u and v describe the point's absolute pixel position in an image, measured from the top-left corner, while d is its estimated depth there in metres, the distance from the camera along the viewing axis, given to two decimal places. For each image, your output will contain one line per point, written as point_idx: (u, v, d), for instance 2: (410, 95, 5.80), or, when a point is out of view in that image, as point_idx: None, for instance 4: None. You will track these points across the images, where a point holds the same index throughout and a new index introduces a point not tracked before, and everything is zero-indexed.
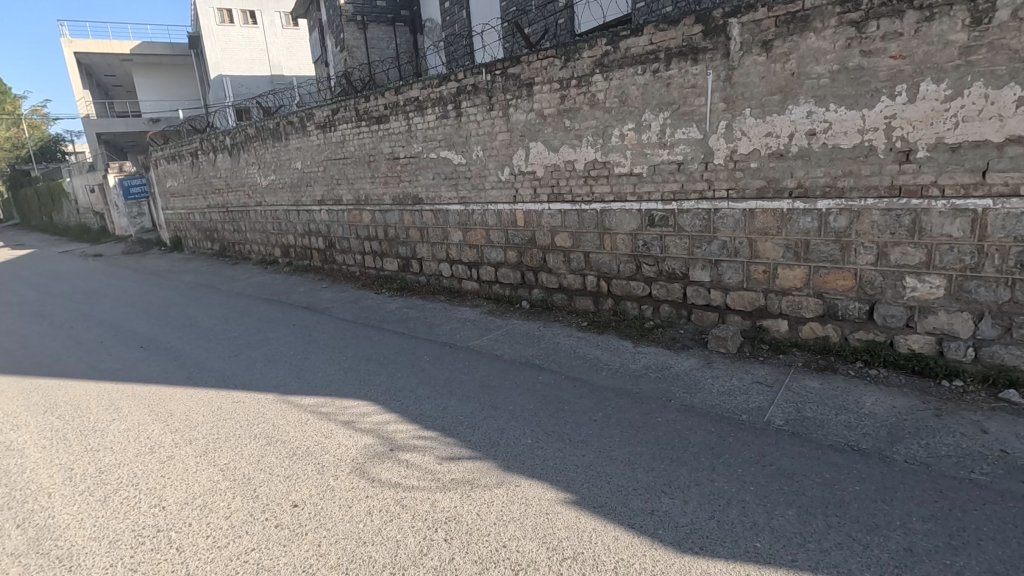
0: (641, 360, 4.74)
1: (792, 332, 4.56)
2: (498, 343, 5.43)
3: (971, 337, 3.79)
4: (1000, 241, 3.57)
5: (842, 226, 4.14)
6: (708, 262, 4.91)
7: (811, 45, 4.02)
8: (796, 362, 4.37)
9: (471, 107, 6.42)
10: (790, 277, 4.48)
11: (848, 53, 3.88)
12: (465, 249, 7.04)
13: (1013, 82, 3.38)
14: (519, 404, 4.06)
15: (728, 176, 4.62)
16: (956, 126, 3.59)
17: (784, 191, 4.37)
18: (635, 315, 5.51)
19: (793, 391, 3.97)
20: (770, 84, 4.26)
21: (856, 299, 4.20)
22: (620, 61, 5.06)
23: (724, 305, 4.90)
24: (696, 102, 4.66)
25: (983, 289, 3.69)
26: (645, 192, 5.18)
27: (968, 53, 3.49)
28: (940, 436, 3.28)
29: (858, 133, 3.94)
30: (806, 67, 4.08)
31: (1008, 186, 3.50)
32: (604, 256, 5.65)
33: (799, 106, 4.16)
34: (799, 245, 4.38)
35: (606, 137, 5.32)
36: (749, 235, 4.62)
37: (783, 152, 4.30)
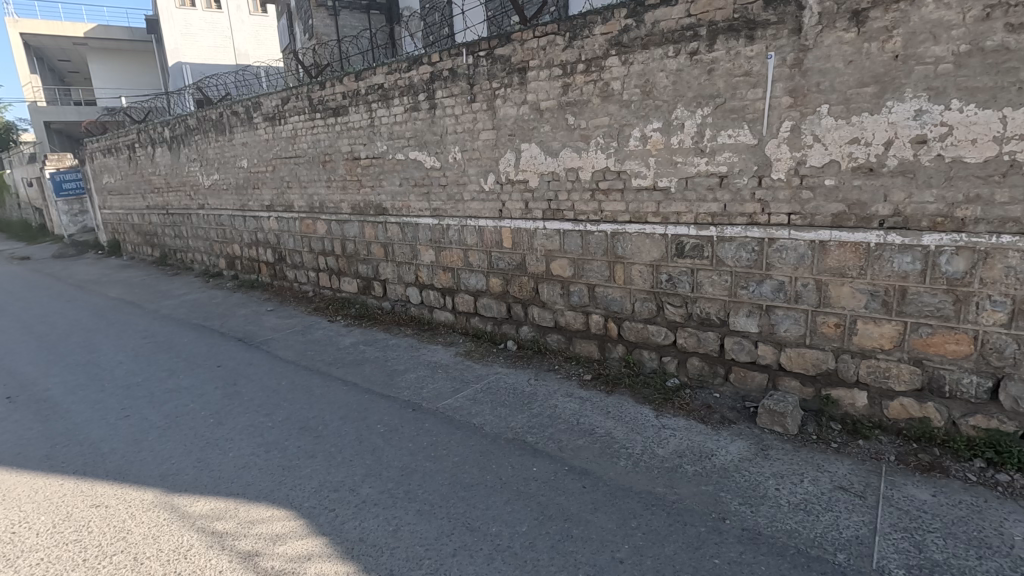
0: (670, 442, 3.52)
1: (874, 408, 3.41)
2: (478, 406, 4.16)
3: None
4: None
5: (959, 271, 2.99)
6: (756, 308, 3.73)
7: (927, 16, 2.87)
8: (885, 455, 3.21)
9: (447, 97, 5.14)
10: (874, 336, 3.31)
11: (986, 28, 2.74)
12: (438, 272, 5.76)
13: None
14: (505, 523, 2.79)
15: (790, 197, 3.45)
16: None
17: (872, 219, 3.20)
18: (654, 369, 4.31)
19: (898, 509, 2.79)
20: (860, 72, 3.10)
21: (973, 372, 3.07)
22: (644, 39, 3.85)
23: (777, 365, 3.73)
24: (750, 95, 3.48)
25: None
26: (672, 213, 3.98)
27: None
28: None
29: (994, 143, 2.80)
30: (917, 47, 2.92)
31: None
32: (614, 291, 4.43)
33: (903, 102, 3.00)
34: (890, 293, 3.21)
35: (622, 139, 4.10)
36: (817, 275, 3.43)
37: (874, 166, 3.14)
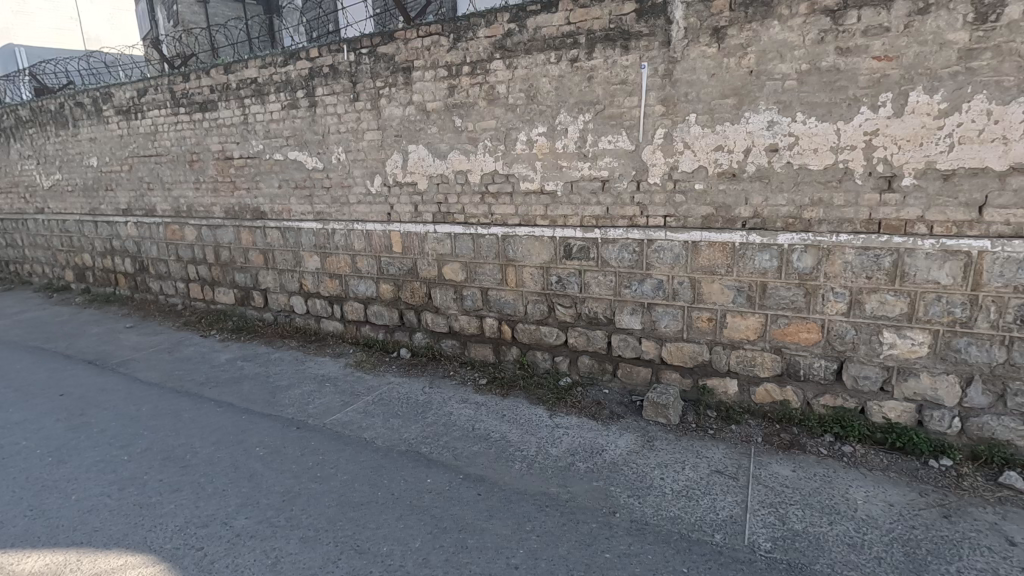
0: (563, 441, 3.59)
1: (743, 394, 3.70)
2: (369, 419, 3.96)
3: (956, 405, 3.15)
4: (997, 291, 2.93)
5: (807, 267, 3.33)
6: (639, 305, 3.92)
7: (775, 37, 3.17)
8: (754, 436, 3.50)
9: (328, 95, 4.87)
10: (741, 328, 3.61)
11: (822, 50, 3.07)
12: (325, 280, 5.45)
13: (1021, 97, 2.73)
14: (397, 541, 2.66)
15: (666, 200, 3.66)
16: (950, 149, 2.90)
17: (736, 220, 3.48)
18: (547, 369, 4.38)
19: (764, 486, 3.04)
20: (721, 84, 3.36)
21: (822, 356, 3.43)
22: (527, 44, 3.89)
23: (659, 359, 3.94)
24: (627, 102, 3.65)
25: (975, 348, 3.04)
26: (559, 216, 4.06)
27: (969, 58, 2.79)
28: (966, 557, 2.50)
29: (831, 152, 3.15)
30: (767, 63, 3.21)
31: (1009, 226, 2.86)
32: (507, 294, 4.44)
33: (758, 114, 3.29)
34: (753, 288, 3.51)
35: (508, 142, 4.12)
36: (691, 273, 3.67)
37: (736, 172, 3.41)
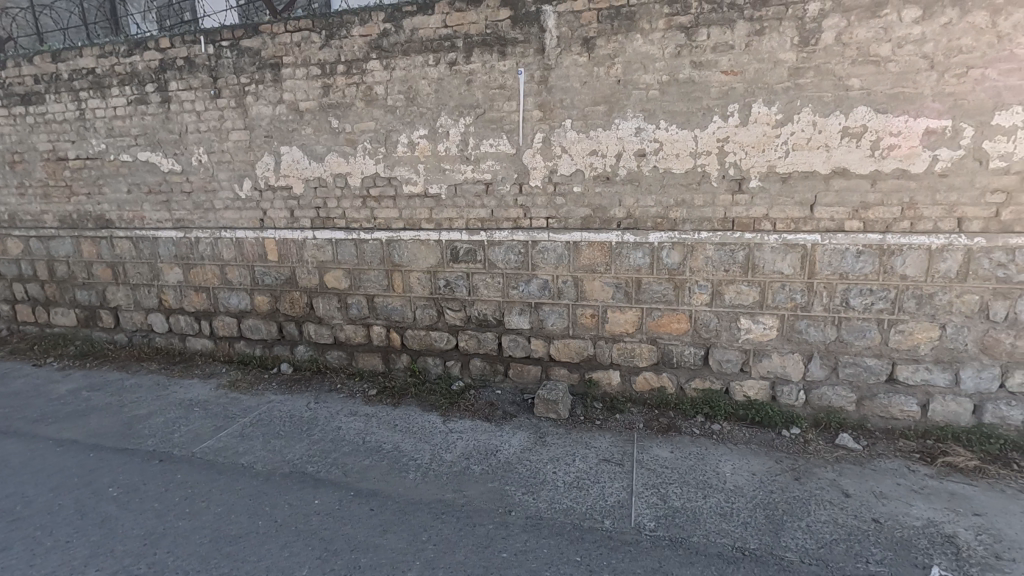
0: (458, 445, 3.56)
1: (625, 384, 3.93)
2: (247, 442, 3.65)
3: (801, 380, 3.59)
4: (827, 278, 3.38)
5: (675, 262, 3.61)
6: (527, 305, 4.01)
7: (638, 49, 3.40)
8: (636, 423, 3.72)
9: (183, 90, 4.42)
10: (621, 322, 3.82)
11: (679, 63, 3.35)
12: (189, 293, 4.94)
13: (838, 111, 3.17)
14: (282, 572, 2.48)
15: (547, 203, 3.78)
16: (786, 154, 3.29)
17: (611, 221, 3.69)
18: (439, 375, 4.33)
19: (647, 469, 3.25)
20: (593, 92, 3.54)
21: (691, 344, 3.74)
22: (404, 45, 3.82)
23: (548, 356, 4.06)
24: (506, 107, 3.72)
25: (812, 329, 3.48)
26: (445, 219, 4.04)
27: (797, 75, 3.19)
28: (813, 512, 2.86)
29: (691, 157, 3.44)
30: (633, 74, 3.44)
31: (833, 222, 3.31)
32: (394, 300, 4.33)
33: (626, 120, 3.51)
34: (629, 284, 3.74)
35: (389, 145, 4.02)
36: (574, 272, 3.83)
37: (610, 175, 3.61)
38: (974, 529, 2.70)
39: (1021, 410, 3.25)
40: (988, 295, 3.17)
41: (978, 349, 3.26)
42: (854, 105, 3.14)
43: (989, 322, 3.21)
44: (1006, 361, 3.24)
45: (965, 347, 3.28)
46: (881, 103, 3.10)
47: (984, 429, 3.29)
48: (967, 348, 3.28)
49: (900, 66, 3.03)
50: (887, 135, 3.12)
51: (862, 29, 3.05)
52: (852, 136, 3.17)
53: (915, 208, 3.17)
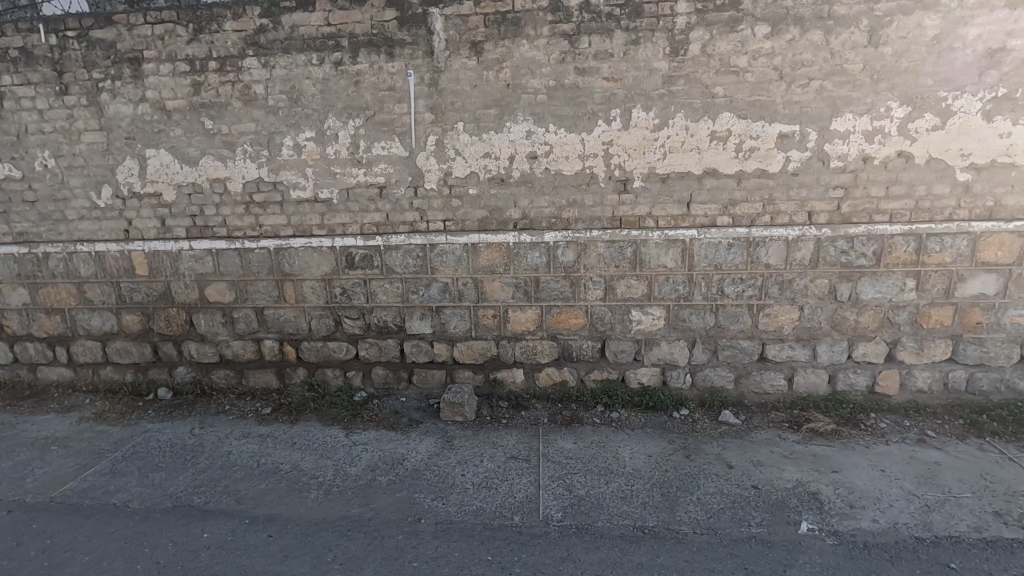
0: (362, 457, 3.45)
1: (529, 381, 4.02)
2: (120, 479, 3.28)
3: (687, 364, 3.88)
4: (705, 270, 3.68)
5: (570, 260, 3.76)
6: (428, 309, 3.97)
7: (525, 54, 3.49)
8: (541, 418, 3.82)
9: (20, 84, 3.86)
10: (522, 320, 3.91)
11: (564, 69, 3.49)
12: (38, 317, 4.33)
13: (706, 117, 3.46)
14: None
15: (443, 206, 3.78)
16: (664, 156, 3.54)
17: (508, 222, 3.76)
18: (339, 387, 4.16)
19: (553, 462, 3.35)
20: (483, 95, 3.58)
21: (589, 337, 3.91)
22: (284, 43, 3.62)
23: (452, 360, 4.05)
24: (397, 109, 3.66)
25: (695, 317, 3.78)
26: (338, 224, 3.89)
27: (669, 83, 3.44)
28: (702, 485, 3.10)
29: (579, 159, 3.60)
30: (521, 78, 3.53)
31: (707, 218, 3.61)
32: (286, 312, 4.09)
33: (517, 124, 3.59)
34: (528, 283, 3.83)
35: (272, 147, 3.79)
36: (473, 274, 3.86)
37: (504, 177, 3.68)
38: (833, 484, 3.08)
39: (864, 377, 3.75)
40: (834, 279, 3.62)
41: (829, 327, 3.72)
42: (720, 111, 3.45)
43: (837, 302, 3.67)
44: (851, 335, 3.72)
45: (819, 325, 3.72)
46: (742, 110, 3.43)
47: (837, 396, 3.76)
48: (821, 326, 3.72)
49: (756, 77, 3.38)
50: (748, 139, 3.46)
51: (723, 42, 3.35)
52: (720, 139, 3.48)
53: (774, 204, 3.55)
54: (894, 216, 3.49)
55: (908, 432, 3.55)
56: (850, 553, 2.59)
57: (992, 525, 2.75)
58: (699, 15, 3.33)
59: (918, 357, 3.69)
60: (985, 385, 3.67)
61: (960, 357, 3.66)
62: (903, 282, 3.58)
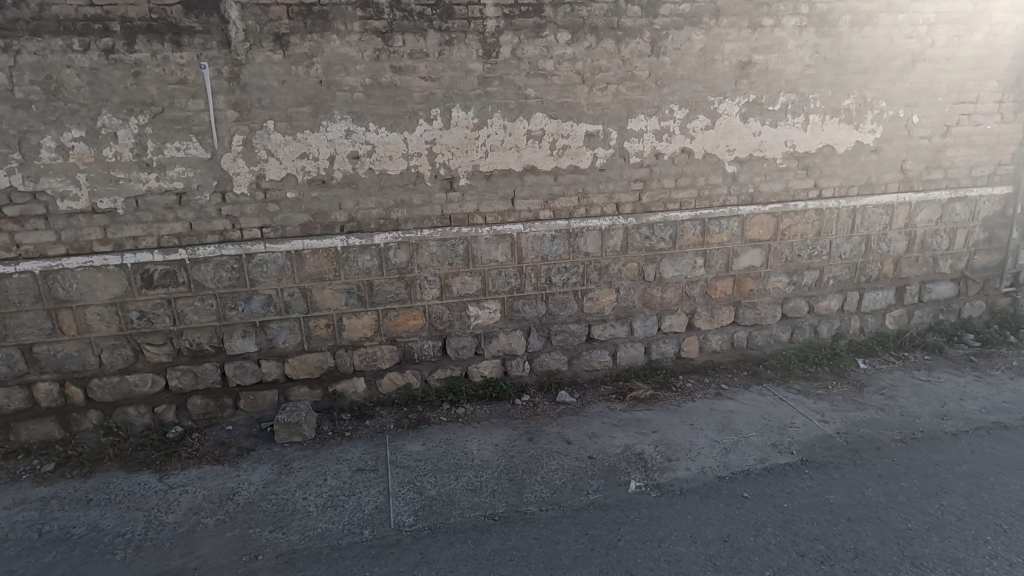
0: (182, 500, 3.04)
1: (371, 389, 3.88)
2: None
3: (525, 352, 4.07)
4: (533, 261, 3.89)
5: (403, 261, 3.70)
6: (251, 326, 3.62)
7: (336, 50, 3.34)
8: (387, 425, 3.72)
9: None
10: (358, 327, 3.76)
11: (379, 67, 3.41)
12: None
13: (522, 117, 3.65)
14: None
15: (258, 211, 3.48)
16: (486, 154, 3.65)
17: (334, 225, 3.58)
18: (147, 425, 3.61)
19: (402, 467, 3.29)
20: (294, 92, 3.35)
21: (429, 337, 3.90)
22: (31, 24, 3.00)
23: (283, 377, 3.75)
24: (191, 105, 3.26)
25: (528, 306, 3.98)
26: (127, 238, 3.36)
27: (485, 84, 3.56)
28: (546, 463, 3.30)
29: (403, 158, 3.56)
30: (334, 75, 3.37)
31: (531, 213, 3.82)
32: (65, 347, 3.43)
33: (334, 123, 3.43)
34: (361, 287, 3.69)
35: (28, 150, 3.13)
36: (300, 283, 3.61)
37: (325, 179, 3.51)
38: (654, 443, 3.48)
39: (673, 345, 4.29)
40: (642, 261, 4.08)
41: (641, 304, 4.18)
42: (533, 112, 3.66)
43: (646, 282, 4.14)
44: (659, 310, 4.22)
45: (633, 304, 4.15)
46: (552, 111, 3.68)
47: (653, 365, 4.25)
48: (635, 304, 4.16)
49: (562, 80, 3.64)
50: (560, 138, 3.72)
51: (530, 46, 3.55)
52: (535, 137, 3.69)
53: (587, 197, 3.87)
54: (683, 204, 4.04)
55: (708, 388, 4.15)
56: (670, 501, 2.96)
57: (771, 455, 3.35)
58: (507, 20, 3.49)
59: (711, 323, 4.32)
60: (760, 341, 4.43)
61: (741, 320, 4.36)
62: (694, 261, 4.16)
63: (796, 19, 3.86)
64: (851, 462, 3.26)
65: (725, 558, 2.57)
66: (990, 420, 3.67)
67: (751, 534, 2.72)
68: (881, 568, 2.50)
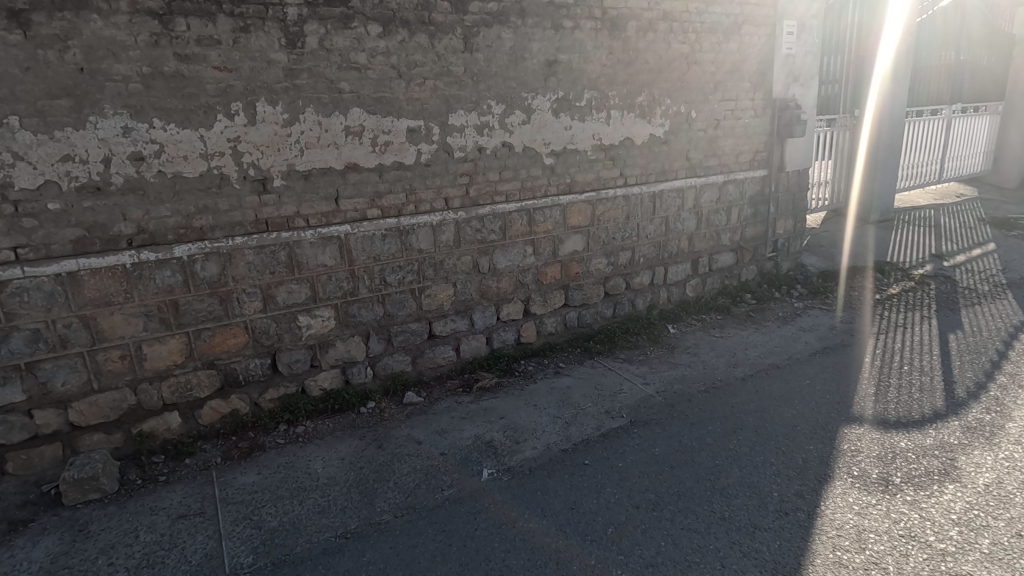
0: None
1: (188, 422, 3.41)
2: None
3: (366, 358, 3.90)
4: (365, 263, 3.73)
5: (214, 274, 3.30)
6: (13, 370, 2.94)
7: (99, 32, 2.83)
8: (213, 459, 3.31)
9: None
10: (163, 354, 3.26)
11: (159, 54, 2.97)
12: None
13: (337, 111, 3.46)
14: None
15: (8, 229, 2.82)
16: (301, 152, 3.40)
17: (119, 239, 3.06)
18: None
19: (235, 503, 2.95)
20: (43, 81, 2.77)
21: (255, 355, 3.54)
22: None
23: (68, 426, 3.12)
24: None
25: (364, 310, 3.82)
26: None
27: (292, 76, 3.30)
28: (397, 468, 3.21)
29: (201, 159, 3.16)
30: (99, 62, 2.86)
31: (358, 212, 3.65)
32: None
33: (106, 118, 2.92)
34: (163, 308, 3.21)
35: None
36: (79, 311, 3.02)
37: (100, 185, 2.97)
38: (503, 429, 3.58)
39: (512, 333, 4.45)
40: (476, 254, 4.16)
41: (479, 296, 4.26)
42: (349, 106, 3.49)
43: (481, 274, 4.23)
44: (496, 300, 4.35)
45: (471, 296, 4.22)
46: (370, 105, 3.55)
47: (496, 354, 4.37)
48: (472, 297, 4.23)
49: (377, 74, 3.53)
50: (381, 133, 3.61)
51: (339, 38, 3.37)
52: (354, 134, 3.53)
53: (415, 193, 3.82)
54: (509, 196, 4.19)
55: (547, 368, 4.40)
56: (521, 481, 3.08)
57: (605, 421, 3.66)
58: (310, 8, 3.27)
59: (544, 307, 4.57)
60: (589, 319, 4.82)
61: (571, 302, 4.69)
62: (525, 250, 4.36)
63: (592, 22, 4.22)
64: (669, 416, 3.71)
65: (573, 525, 2.74)
66: (767, 362, 4.45)
67: (594, 497, 2.94)
68: (698, 503, 2.88)
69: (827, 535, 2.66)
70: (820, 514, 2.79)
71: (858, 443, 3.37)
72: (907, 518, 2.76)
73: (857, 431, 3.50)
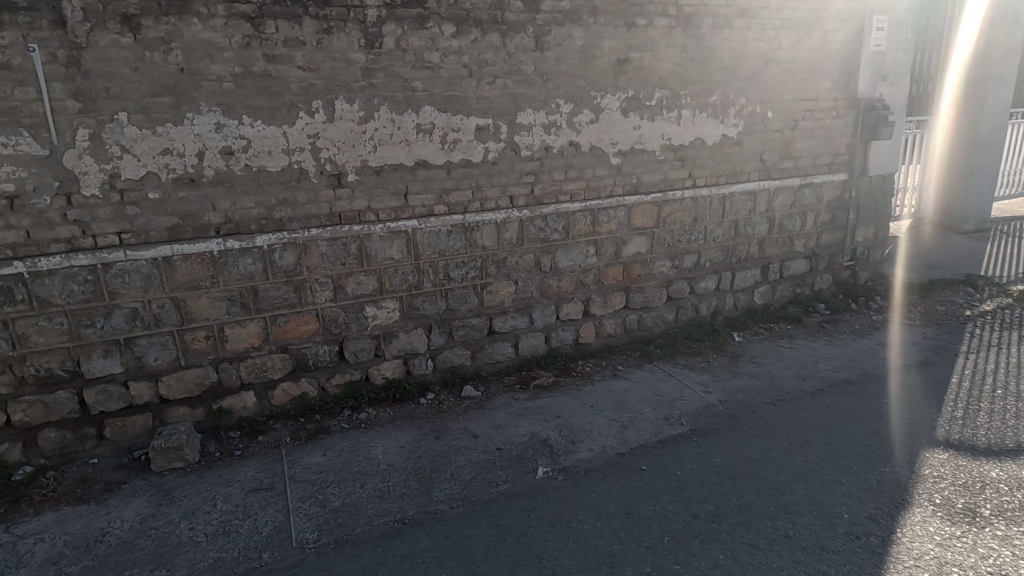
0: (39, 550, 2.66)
1: (262, 402, 3.62)
2: None
3: (427, 350, 4.00)
4: (430, 257, 3.83)
5: (290, 263, 3.48)
6: (113, 344, 3.22)
7: (198, 35, 3.04)
8: (283, 438, 3.49)
9: None
10: (242, 337, 3.48)
11: (250, 55, 3.15)
12: None
13: (410, 109, 3.56)
14: None
15: (115, 215, 3.09)
16: (374, 149, 3.52)
17: (208, 228, 3.28)
18: None
19: (302, 481, 3.11)
20: (148, 80, 3.01)
21: (324, 342, 3.71)
22: None
23: (158, 398, 3.38)
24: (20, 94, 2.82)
25: (427, 304, 3.91)
26: None
27: (369, 75, 3.43)
28: (454, 460, 3.28)
29: (283, 154, 3.33)
30: (197, 63, 3.07)
31: (425, 208, 3.75)
32: None
33: (202, 114, 3.14)
34: (244, 294, 3.42)
35: None
36: (171, 293, 3.27)
37: (194, 177, 3.20)
38: (559, 428, 3.58)
39: (570, 332, 4.44)
40: (538, 253, 4.17)
41: (539, 294, 4.27)
42: (421, 105, 3.58)
43: (542, 273, 4.24)
44: (556, 299, 4.34)
45: (531, 294, 4.24)
46: (441, 104, 3.63)
47: (553, 353, 4.37)
48: (532, 295, 4.25)
49: (449, 73, 3.60)
50: (451, 131, 3.69)
51: (414, 38, 3.47)
52: (424, 131, 3.62)
53: (481, 191, 3.88)
54: (574, 196, 4.18)
55: (605, 370, 4.35)
56: (575, 482, 3.07)
57: (663, 428, 3.59)
58: (388, 9, 3.38)
59: (604, 308, 4.53)
60: (650, 322, 4.72)
61: (632, 304, 4.62)
62: (587, 250, 4.33)
63: (666, 20, 4.13)
64: (731, 427, 3.58)
65: (628, 530, 2.71)
66: (840, 377, 4.21)
67: (650, 504, 2.89)
68: (760, 518, 2.78)
69: (903, 564, 2.49)
70: (896, 542, 2.62)
71: (941, 469, 3.13)
72: (997, 555, 2.54)
73: (940, 457, 3.25)
